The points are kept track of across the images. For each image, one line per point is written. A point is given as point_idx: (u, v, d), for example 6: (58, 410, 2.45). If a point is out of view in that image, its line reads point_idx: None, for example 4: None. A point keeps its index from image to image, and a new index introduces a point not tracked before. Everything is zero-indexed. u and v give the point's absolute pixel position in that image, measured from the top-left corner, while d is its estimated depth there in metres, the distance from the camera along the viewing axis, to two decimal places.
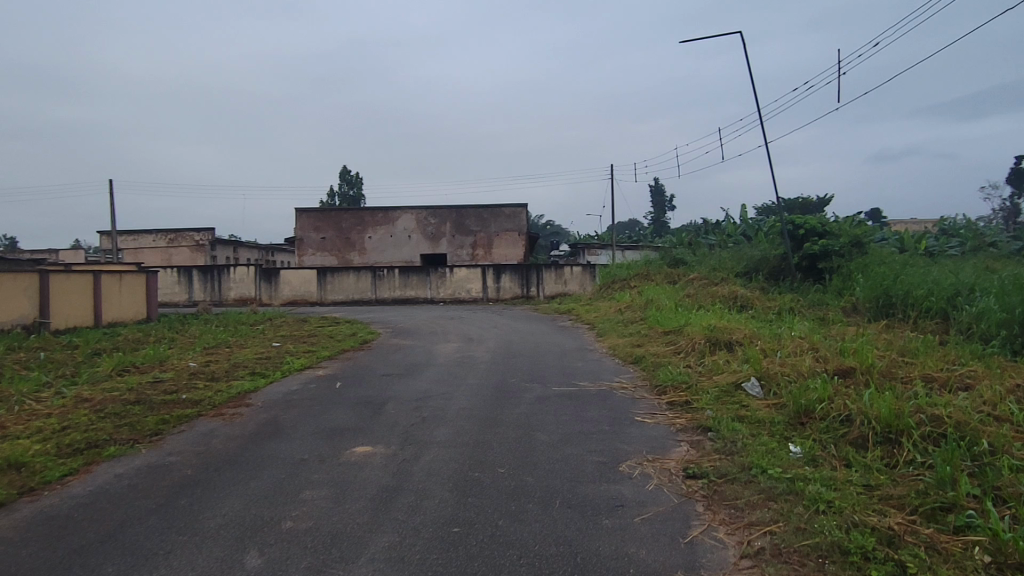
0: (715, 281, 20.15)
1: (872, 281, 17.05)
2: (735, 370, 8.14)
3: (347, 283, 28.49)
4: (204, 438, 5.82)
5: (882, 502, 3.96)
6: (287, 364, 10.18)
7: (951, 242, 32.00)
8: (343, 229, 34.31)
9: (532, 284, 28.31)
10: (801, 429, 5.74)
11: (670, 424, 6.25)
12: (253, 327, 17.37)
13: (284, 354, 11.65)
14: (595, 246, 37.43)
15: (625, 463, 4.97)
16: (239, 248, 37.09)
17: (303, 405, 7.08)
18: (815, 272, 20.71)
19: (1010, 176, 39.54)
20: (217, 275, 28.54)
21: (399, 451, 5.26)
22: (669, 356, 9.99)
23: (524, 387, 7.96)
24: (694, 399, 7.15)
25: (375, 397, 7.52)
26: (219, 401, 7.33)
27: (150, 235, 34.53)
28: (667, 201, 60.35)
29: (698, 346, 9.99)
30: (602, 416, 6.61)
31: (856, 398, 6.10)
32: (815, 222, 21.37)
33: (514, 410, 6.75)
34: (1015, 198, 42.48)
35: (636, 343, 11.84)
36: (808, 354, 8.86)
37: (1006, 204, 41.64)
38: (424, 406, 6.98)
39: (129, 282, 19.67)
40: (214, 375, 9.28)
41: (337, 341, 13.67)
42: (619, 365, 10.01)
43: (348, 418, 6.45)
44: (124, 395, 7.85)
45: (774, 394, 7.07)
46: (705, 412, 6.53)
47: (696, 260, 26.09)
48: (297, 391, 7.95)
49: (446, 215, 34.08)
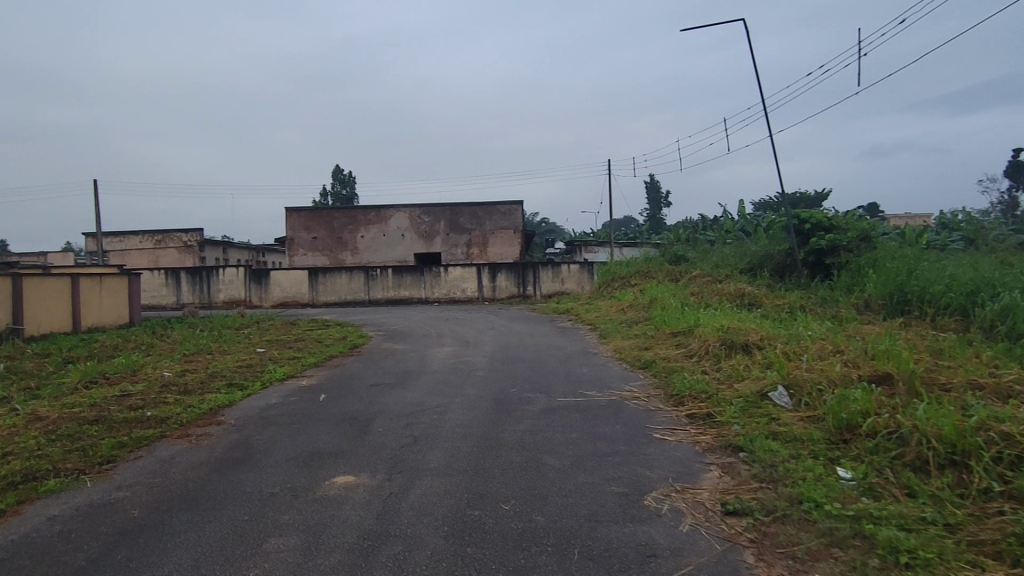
0: (718, 278, 19.46)
1: (883, 277, 16.40)
2: (758, 377, 7.42)
3: (339, 284, 27.70)
4: (163, 466, 5.06)
5: (974, 550, 3.25)
6: (268, 374, 9.40)
7: (953, 236, 31.42)
8: (335, 229, 33.51)
9: (529, 283, 27.61)
10: (847, 449, 5.01)
11: (694, 443, 5.51)
12: (239, 331, 16.59)
13: (268, 361, 10.86)
14: (592, 244, 36.69)
15: (650, 495, 4.24)
16: (229, 249, 36.25)
17: (280, 423, 6.32)
18: (822, 269, 20.03)
19: (1008, 168, 39.07)
20: (207, 277, 27.73)
21: (386, 482, 4.52)
22: (682, 360, 9.25)
23: (527, 399, 7.20)
24: (717, 412, 6.43)
25: (362, 412, 6.77)
26: (188, 419, 6.56)
27: (136, 236, 33.62)
28: (662, 198, 59.76)
29: (712, 349, 9.25)
30: (616, 432, 5.88)
31: (905, 411, 5.38)
32: (821, 218, 20.73)
33: (517, 427, 6.01)
34: (1014, 192, 42.01)
35: (643, 345, 11.12)
36: (836, 357, 8.13)
37: (1004, 197, 41.12)
38: (416, 423, 6.24)
39: (110, 285, 18.86)
40: (188, 387, 8.50)
41: (326, 346, 12.89)
42: (627, 370, 9.27)
43: (329, 439, 5.70)
44: (83, 412, 7.07)
45: (806, 405, 6.35)
46: (732, 429, 5.80)
47: (697, 258, 25.43)
48: (277, 405, 7.21)
49: (440, 213, 33.32)
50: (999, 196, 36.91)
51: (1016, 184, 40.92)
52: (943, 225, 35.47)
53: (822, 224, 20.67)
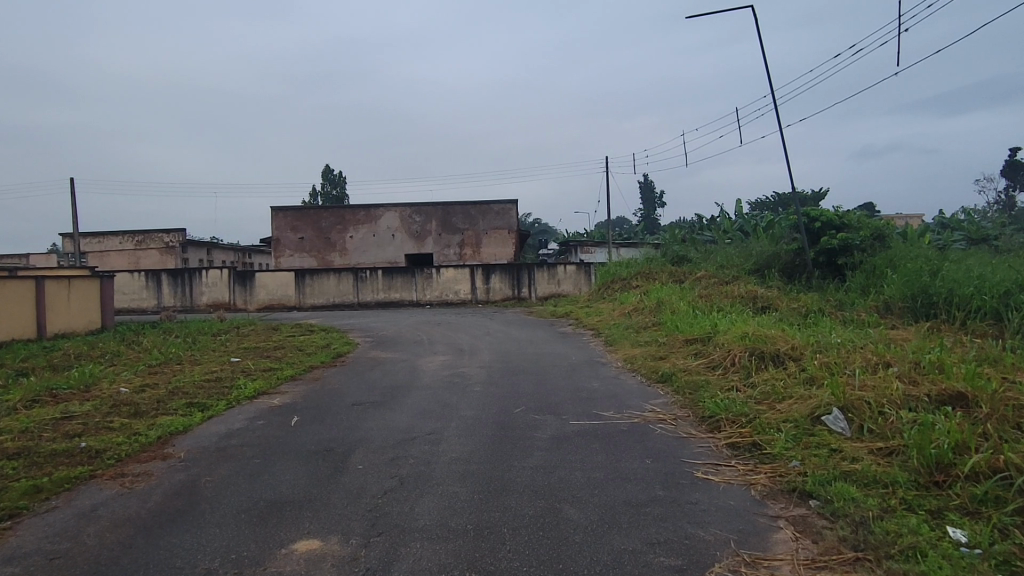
0: (727, 279, 18.47)
1: (903, 278, 15.46)
2: (803, 396, 6.37)
3: (327, 286, 26.56)
4: (79, 524, 3.94)
5: None
6: (237, 389, 8.29)
7: (955, 234, 30.60)
8: (323, 229, 32.35)
9: (523, 284, 26.61)
10: (947, 498, 3.98)
11: (748, 486, 4.47)
12: (216, 337, 15.46)
13: (240, 374, 9.72)
14: (588, 243, 35.65)
15: (713, 570, 3.18)
16: (213, 250, 35.02)
17: (238, 459, 5.20)
18: (834, 269, 19.08)
19: (1006, 166, 38.45)
20: (189, 279, 26.53)
21: (362, 551, 3.43)
22: (706, 373, 8.18)
23: (534, 423, 6.14)
24: (766, 442, 5.37)
25: (339, 442, 5.68)
26: (130, 452, 5.46)
27: (116, 237, 32.33)
28: (657, 197, 58.84)
29: (739, 360, 8.20)
30: (646, 471, 4.81)
31: (1010, 447, 4.35)
32: (831, 215, 19.77)
33: (527, 463, 4.95)
34: (1010, 191, 41.30)
35: (656, 354, 10.08)
36: (886, 372, 7.09)
37: (1001, 197, 40.44)
38: (404, 457, 5.15)
39: (78, 287, 17.65)
40: (140, 407, 7.35)
41: (307, 355, 11.79)
42: (643, 384, 8.21)
43: (295, 482, 4.59)
44: (8, 441, 5.94)
45: (871, 433, 5.29)
46: (791, 467, 4.75)
47: (700, 258, 24.43)
48: (240, 433, 6.09)
49: (431, 212, 32.22)
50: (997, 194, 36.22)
51: (1012, 184, 40.18)
52: (942, 224, 34.70)
53: (832, 223, 19.71)
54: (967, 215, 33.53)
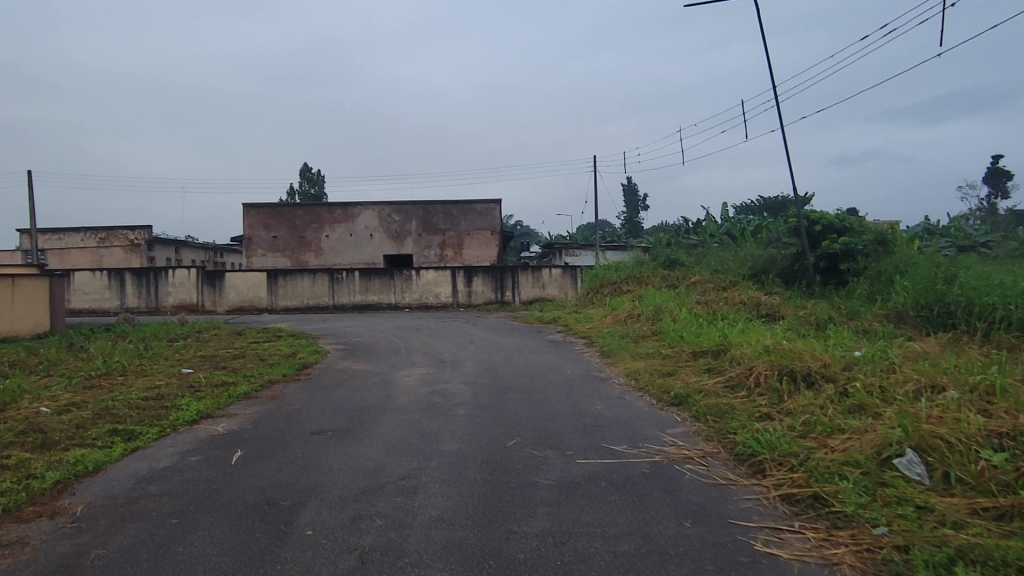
0: (724, 285, 17.42)
1: (915, 285, 14.49)
2: (860, 431, 5.25)
3: (301, 287, 25.18)
4: None
5: None
6: (177, 411, 7.01)
7: (943, 240, 29.90)
8: (298, 227, 30.92)
9: (507, 287, 25.44)
10: None
11: (832, 567, 3.33)
12: (171, 344, 14.05)
13: (186, 390, 8.42)
14: (573, 246, 34.55)
15: None
16: (182, 249, 33.47)
17: (149, 520, 3.96)
18: (835, 275, 18.15)
19: (989, 172, 38.12)
20: (154, 279, 25.04)
21: None
22: (727, 396, 7.05)
23: (534, 465, 4.97)
24: (831, 494, 4.23)
25: (287, 491, 4.46)
26: (10, 505, 4.18)
27: (77, 234, 30.64)
28: (640, 201, 58.03)
29: (767, 381, 7.09)
30: (687, 539, 3.64)
31: None
32: (832, 218, 18.82)
33: (529, 528, 3.76)
34: (993, 198, 40.83)
35: (663, 369, 8.96)
36: (948, 399, 5.99)
37: (983, 204, 40.12)
38: (370, 517, 3.94)
39: (23, 288, 16.18)
40: (52, 434, 6.06)
41: (269, 366, 10.49)
42: (654, 407, 7.06)
43: (218, 561, 3.37)
44: None
45: (966, 488, 4.18)
46: (879, 537, 3.62)
47: (692, 262, 23.44)
48: (163, 476, 4.82)
49: (411, 211, 30.96)
50: (983, 200, 35.72)
51: (994, 191, 39.73)
52: (929, 231, 34.03)
53: (833, 226, 18.77)
54: (953, 222, 32.90)
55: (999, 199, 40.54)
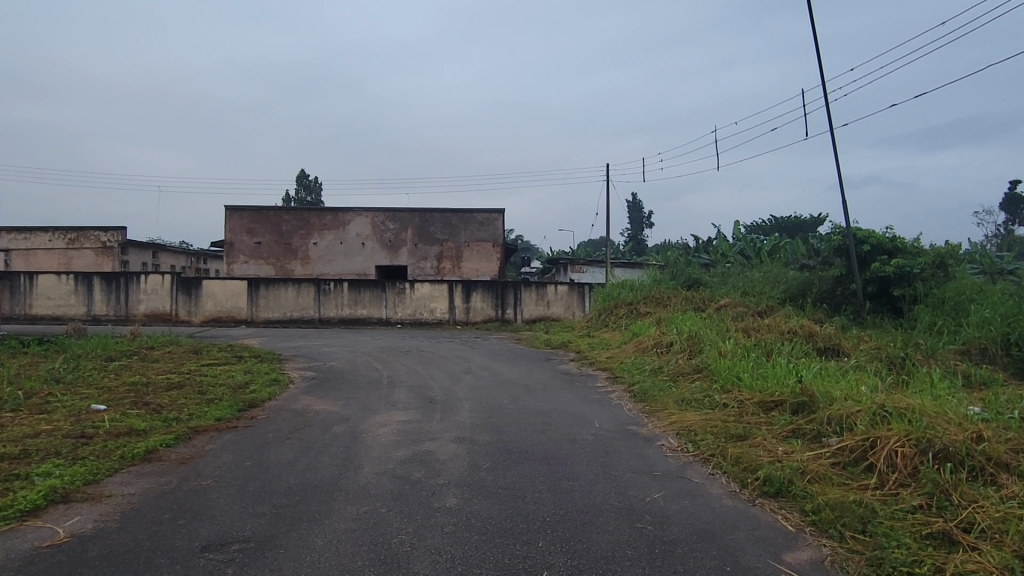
0: (761, 311, 15.13)
1: (996, 317, 12.13)
2: None
3: (284, 298, 22.82)
4: None
5: None
6: (24, 488, 4.62)
7: (971, 264, 27.49)
8: (284, 233, 28.61)
9: (508, 305, 23.13)
10: None
11: None
12: (107, 364, 11.60)
13: (71, 443, 6.01)
14: (578, 262, 32.27)
15: None
16: (160, 253, 31.23)
17: None
18: (887, 301, 15.79)
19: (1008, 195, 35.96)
20: (124, 285, 22.67)
21: None
22: (852, 489, 4.65)
23: None
24: None
25: None
26: None
27: (44, 233, 28.25)
28: (644, 218, 55.76)
29: (917, 470, 4.70)
30: None
31: None
32: (882, 237, 16.45)
33: None
34: (1010, 224, 38.42)
35: (729, 426, 6.57)
36: None
37: (1000, 229, 37.77)
38: None
39: None
40: None
41: (207, 402, 8.08)
42: (747, 503, 4.65)
43: None
44: None
45: None
46: None
47: (715, 282, 21.14)
48: None
49: (407, 219, 28.66)
50: (1004, 226, 33.50)
51: (1012, 217, 37.32)
52: None
53: (882, 246, 16.39)
54: (977, 246, 30.48)
55: (1017, 225, 38.17)
